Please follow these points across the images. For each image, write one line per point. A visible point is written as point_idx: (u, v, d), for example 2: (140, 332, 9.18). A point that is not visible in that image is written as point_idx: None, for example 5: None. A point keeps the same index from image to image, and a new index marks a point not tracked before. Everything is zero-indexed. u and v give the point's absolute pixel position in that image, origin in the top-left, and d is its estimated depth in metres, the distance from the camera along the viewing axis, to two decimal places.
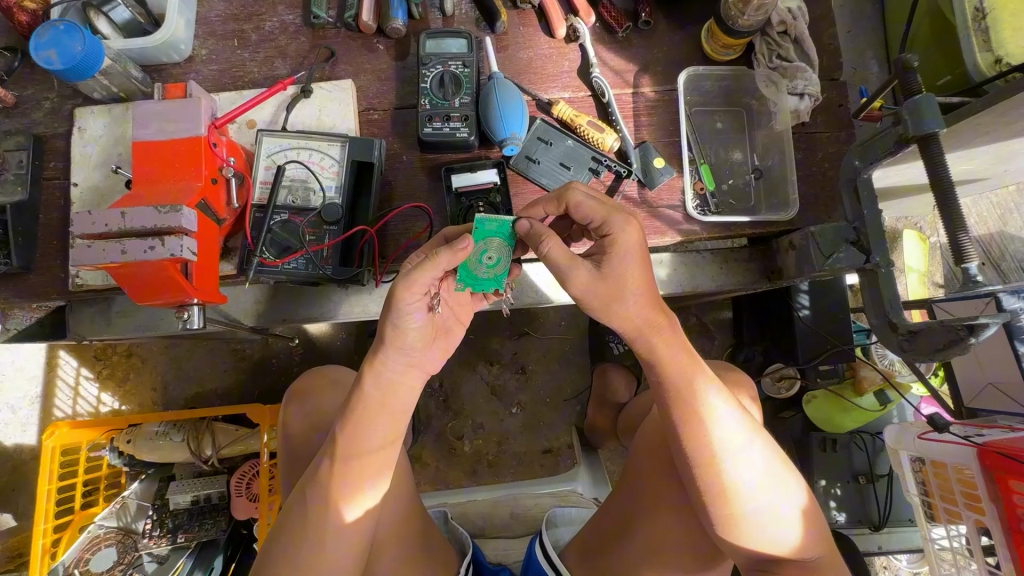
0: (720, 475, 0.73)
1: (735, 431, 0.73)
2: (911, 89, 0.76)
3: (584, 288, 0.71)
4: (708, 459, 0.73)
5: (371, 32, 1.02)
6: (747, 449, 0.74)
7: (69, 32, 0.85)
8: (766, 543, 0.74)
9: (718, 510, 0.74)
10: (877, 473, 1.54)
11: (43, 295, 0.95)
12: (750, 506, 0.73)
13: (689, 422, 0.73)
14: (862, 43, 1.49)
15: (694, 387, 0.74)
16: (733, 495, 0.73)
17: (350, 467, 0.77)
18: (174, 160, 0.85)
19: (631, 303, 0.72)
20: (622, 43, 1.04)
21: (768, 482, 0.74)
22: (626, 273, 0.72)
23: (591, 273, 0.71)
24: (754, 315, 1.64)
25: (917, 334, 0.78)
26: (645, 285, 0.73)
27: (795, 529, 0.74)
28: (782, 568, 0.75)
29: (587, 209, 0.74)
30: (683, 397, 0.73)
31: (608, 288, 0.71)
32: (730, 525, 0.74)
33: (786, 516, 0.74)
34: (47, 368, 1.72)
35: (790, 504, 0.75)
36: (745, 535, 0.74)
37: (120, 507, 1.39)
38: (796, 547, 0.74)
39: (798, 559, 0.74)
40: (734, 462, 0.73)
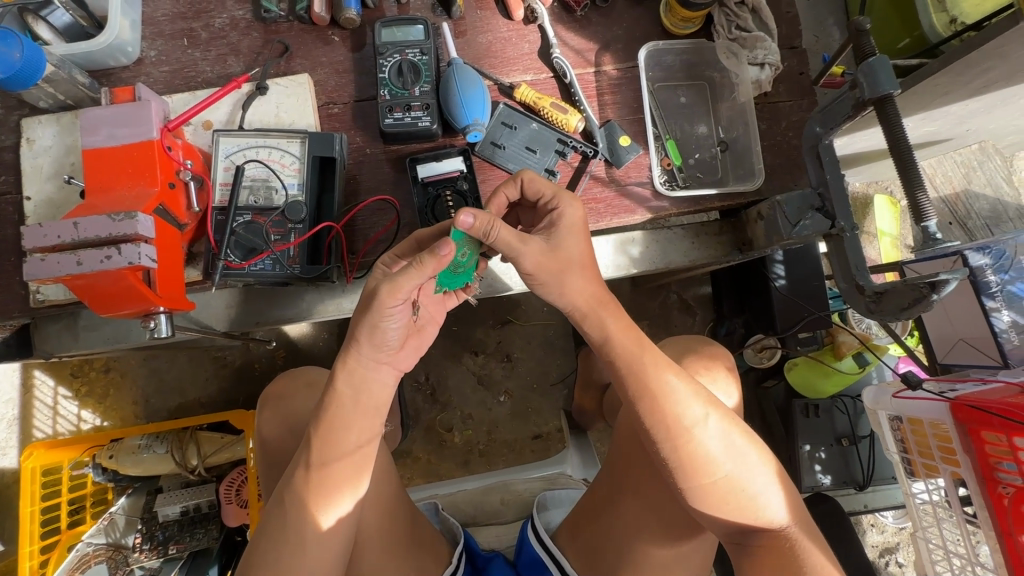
0: (683, 450, 0.74)
1: (695, 407, 0.75)
2: (866, 51, 0.76)
3: (537, 260, 0.75)
4: (671, 438, 0.74)
5: (324, 24, 1.00)
6: (710, 425, 0.75)
7: (5, 39, 0.82)
8: (736, 515, 0.75)
9: (686, 486, 0.75)
10: (858, 434, 1.57)
11: (3, 313, 0.92)
12: (717, 480, 0.74)
13: (648, 400, 0.75)
14: (822, 11, 1.50)
15: (649, 366, 0.76)
16: (699, 471, 0.74)
17: (326, 468, 0.78)
18: (127, 167, 0.82)
19: (579, 282, 0.77)
20: (580, 22, 1.03)
21: (734, 455, 0.75)
22: (570, 249, 0.77)
23: (543, 245, 0.75)
24: (732, 288, 1.66)
25: (883, 295, 0.79)
26: (589, 263, 0.79)
27: (765, 499, 0.75)
28: (754, 538, 0.76)
29: (537, 185, 0.79)
30: (638, 377, 0.75)
31: (557, 263, 0.76)
32: (700, 500, 0.75)
33: (753, 488, 0.75)
34: (23, 390, 1.69)
35: (757, 476, 0.76)
36: (714, 509, 0.75)
37: (108, 523, 1.37)
38: (766, 516, 0.75)
39: (770, 529, 0.75)
40: (697, 437, 0.74)
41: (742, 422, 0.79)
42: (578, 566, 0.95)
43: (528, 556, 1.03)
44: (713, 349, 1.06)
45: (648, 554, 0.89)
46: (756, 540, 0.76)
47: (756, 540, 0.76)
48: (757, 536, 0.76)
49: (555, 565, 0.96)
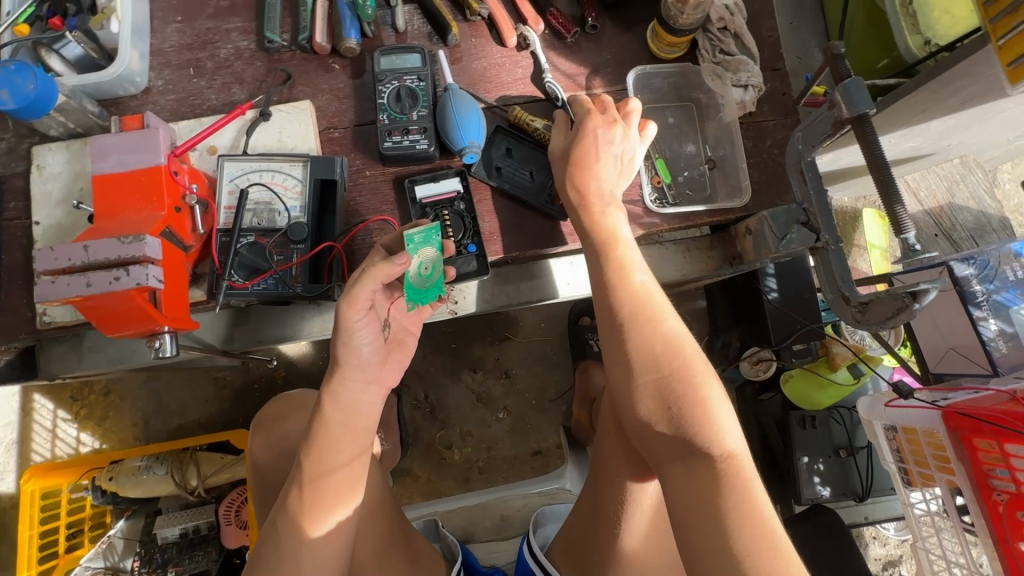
0: (642, 326, 0.74)
1: (665, 300, 0.77)
2: (842, 74, 0.80)
3: (558, 150, 0.93)
4: (628, 316, 0.75)
5: (326, 53, 1.04)
6: (675, 319, 0.76)
7: (19, 72, 0.85)
8: (685, 415, 0.69)
9: (640, 372, 0.72)
10: (856, 445, 1.58)
11: (10, 336, 0.94)
12: (666, 370, 0.71)
13: (620, 276, 0.79)
14: (804, 33, 1.56)
15: (625, 260, 0.80)
16: (650, 357, 0.72)
17: (317, 490, 0.78)
18: (135, 191, 0.85)
19: (584, 170, 0.87)
20: (571, 48, 1.08)
21: (689, 353, 0.73)
22: (585, 143, 0.88)
23: (562, 144, 0.92)
24: (726, 302, 1.69)
25: (868, 305, 0.81)
26: (602, 168, 0.87)
27: (716, 411, 0.69)
28: (697, 456, 0.66)
29: (579, 105, 0.93)
30: (616, 258, 0.80)
31: (569, 157, 0.89)
32: (643, 392, 0.71)
33: (703, 393, 0.70)
34: (22, 413, 1.69)
35: (711, 386, 0.71)
36: (657, 405, 0.70)
37: (106, 547, 1.40)
38: (712, 431, 0.68)
39: (712, 449, 0.66)
40: (654, 322, 0.74)
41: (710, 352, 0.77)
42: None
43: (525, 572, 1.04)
44: None
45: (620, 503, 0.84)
46: (693, 459, 0.67)
47: (694, 459, 0.67)
48: (696, 457, 0.67)
49: None
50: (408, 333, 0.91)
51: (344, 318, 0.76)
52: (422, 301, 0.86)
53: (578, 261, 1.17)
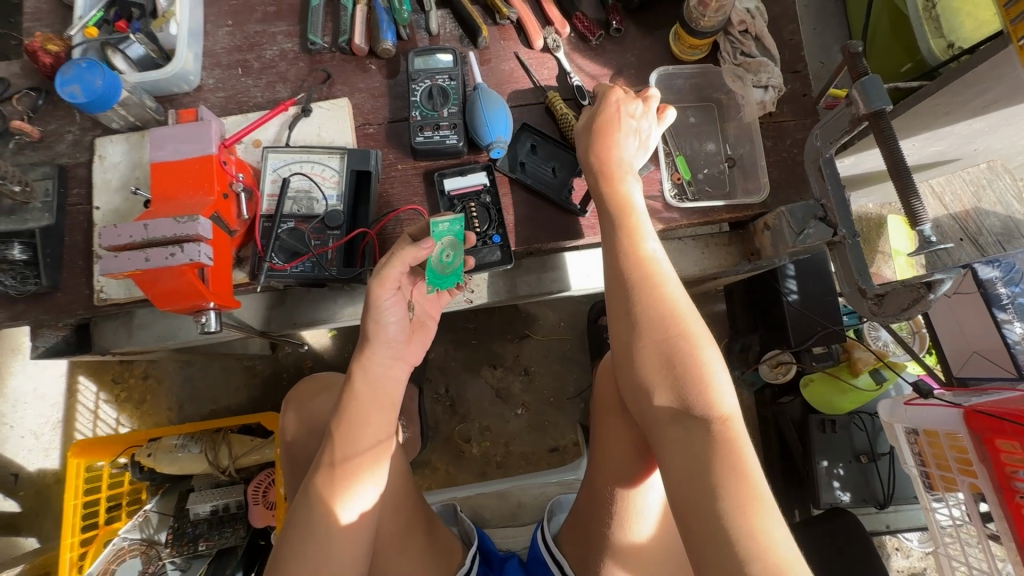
0: (650, 295, 0.78)
1: (672, 275, 0.81)
2: (860, 71, 0.82)
3: (585, 123, 0.94)
4: (638, 284, 0.79)
5: (363, 54, 1.11)
6: (680, 291, 0.79)
7: (90, 68, 0.94)
8: (681, 380, 0.73)
9: (643, 338, 0.77)
10: (878, 451, 1.56)
11: (69, 311, 1.02)
12: (671, 336, 0.75)
13: (631, 247, 0.83)
14: (827, 39, 1.58)
15: (638, 233, 0.84)
16: (656, 323, 0.76)
17: (347, 462, 0.83)
18: (188, 178, 0.92)
19: (604, 143, 0.91)
20: (595, 50, 1.12)
21: (695, 323, 0.77)
22: (608, 115, 0.92)
23: (588, 116, 0.95)
24: (746, 305, 1.69)
25: (884, 297, 0.83)
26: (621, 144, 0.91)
27: (715, 378, 0.73)
28: (692, 419, 0.70)
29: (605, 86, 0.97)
30: (627, 231, 0.84)
31: (592, 129, 0.92)
32: (647, 355, 0.76)
33: (703, 360, 0.74)
34: (67, 394, 1.78)
35: (713, 355, 0.75)
36: (658, 369, 0.75)
37: (142, 520, 1.44)
38: (709, 396, 0.72)
39: (709, 412, 0.70)
40: (663, 292, 0.79)
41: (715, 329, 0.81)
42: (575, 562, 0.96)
43: (534, 555, 1.06)
44: None
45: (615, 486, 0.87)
46: (689, 422, 0.71)
47: (692, 422, 0.70)
48: (694, 420, 0.70)
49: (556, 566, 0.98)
50: (430, 317, 0.97)
51: (375, 296, 0.85)
52: (441, 285, 0.93)
53: (599, 254, 1.20)
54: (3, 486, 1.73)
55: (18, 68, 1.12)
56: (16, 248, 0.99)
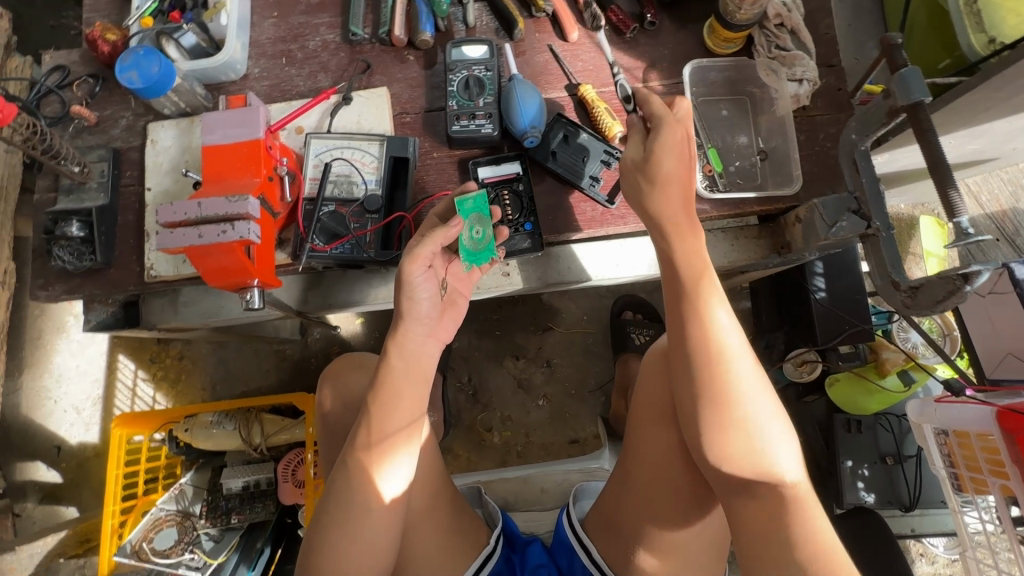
0: (721, 371, 0.79)
1: (738, 342, 0.81)
2: (899, 63, 0.82)
3: (631, 167, 0.90)
4: (709, 359, 0.80)
5: (402, 45, 1.14)
6: (746, 361, 0.81)
7: (147, 56, 0.99)
8: (750, 456, 0.78)
9: (712, 413, 0.79)
10: (904, 453, 1.54)
11: (121, 287, 1.08)
12: (742, 414, 0.78)
13: (698, 319, 0.82)
14: (862, 35, 1.57)
15: (705, 299, 0.83)
16: (729, 397, 0.79)
17: (384, 435, 0.88)
18: (238, 161, 0.97)
19: (669, 191, 0.87)
20: (629, 43, 1.14)
21: (761, 394, 0.80)
22: (668, 161, 0.87)
23: (639, 154, 0.89)
24: (771, 302, 1.68)
25: (920, 289, 0.83)
26: (678, 189, 0.87)
27: (781, 448, 0.79)
28: (762, 491, 0.78)
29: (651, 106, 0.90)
30: (693, 298, 0.83)
31: (648, 173, 0.88)
32: (719, 431, 0.79)
33: (771, 432, 0.79)
34: (108, 371, 1.87)
35: (778, 423, 0.80)
36: (730, 441, 0.79)
37: (178, 492, 1.49)
38: (778, 471, 0.78)
39: (778, 481, 0.78)
40: (731, 366, 0.80)
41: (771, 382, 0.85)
42: (602, 547, 1.00)
43: (561, 539, 1.09)
44: None
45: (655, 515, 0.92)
46: (757, 490, 0.78)
47: (759, 490, 0.78)
48: (764, 488, 0.78)
49: (583, 552, 1.01)
50: (461, 293, 0.99)
51: (407, 272, 0.87)
52: (478, 263, 0.97)
53: (628, 243, 1.21)
54: (47, 458, 1.81)
55: (77, 56, 1.18)
56: (75, 226, 1.04)
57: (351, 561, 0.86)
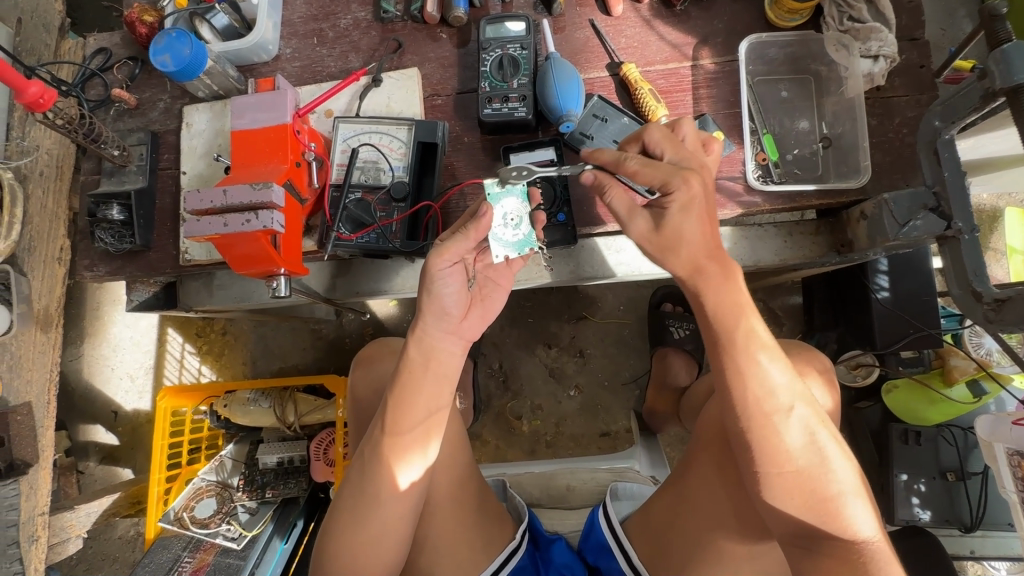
0: (772, 431, 0.75)
1: (784, 397, 0.75)
2: (1000, 38, 0.70)
3: (642, 236, 0.81)
4: (756, 422, 0.75)
5: (435, 23, 1.08)
6: (796, 416, 0.75)
7: (179, 38, 0.98)
8: (814, 514, 0.74)
9: (767, 472, 0.75)
10: (969, 470, 1.40)
11: (159, 269, 1.11)
12: (798, 472, 0.74)
13: (739, 376, 0.75)
14: (952, 2, 1.43)
15: (748, 350, 0.75)
16: (778, 459, 0.75)
17: (404, 427, 0.87)
18: (265, 146, 0.95)
19: (688, 251, 0.78)
20: (679, 16, 1.03)
21: (815, 454, 0.74)
22: (683, 230, 0.77)
23: (649, 224, 0.80)
24: (826, 299, 1.56)
25: (1004, 303, 0.73)
26: (701, 235, 0.77)
27: (845, 504, 0.74)
28: (829, 545, 0.75)
29: (645, 175, 0.78)
30: (730, 353, 0.76)
31: (662, 242, 0.79)
32: (776, 493, 0.75)
33: (831, 490, 0.74)
34: (158, 343, 1.96)
35: (839, 478, 0.74)
36: (786, 501, 0.75)
37: (218, 464, 1.56)
38: (848, 525, 0.74)
39: (842, 537, 0.74)
40: (779, 426, 0.75)
41: (832, 427, 0.78)
42: (642, 552, 0.98)
43: (596, 540, 1.06)
44: (808, 353, 1.06)
45: (716, 552, 0.89)
46: (822, 547, 0.75)
47: (823, 547, 0.75)
48: (836, 544, 0.74)
49: (622, 553, 1.00)
50: (496, 284, 0.92)
51: (432, 266, 0.82)
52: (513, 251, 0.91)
53: None
54: (105, 421, 1.94)
55: (119, 39, 1.19)
56: (115, 209, 1.06)
57: (363, 546, 0.86)
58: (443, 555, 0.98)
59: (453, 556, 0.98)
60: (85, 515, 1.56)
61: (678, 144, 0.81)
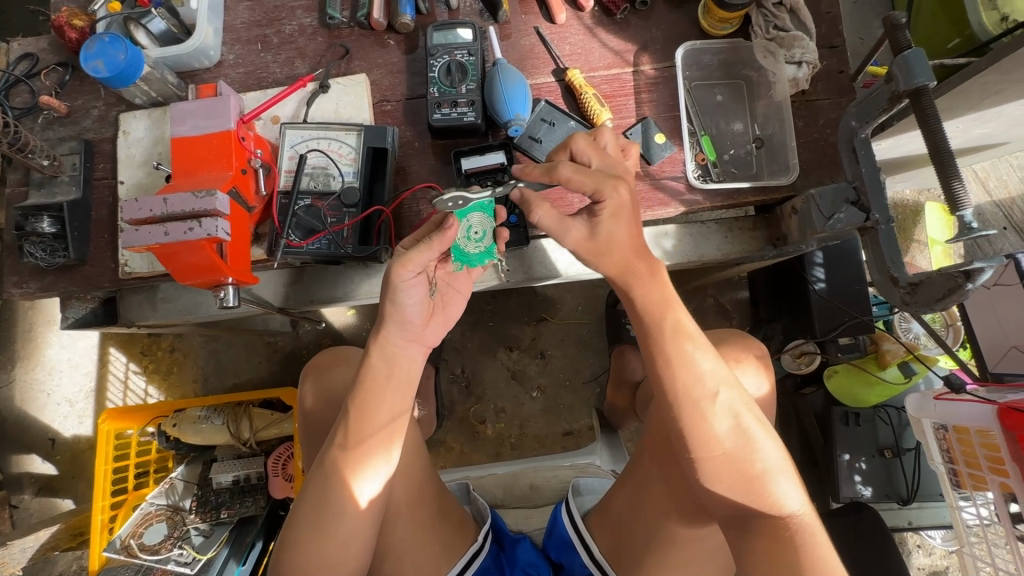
0: (699, 414, 0.79)
1: (710, 381, 0.80)
2: (902, 46, 0.77)
3: (576, 242, 0.82)
4: (685, 407, 0.79)
5: (382, 29, 1.09)
6: (721, 400, 0.79)
7: (113, 43, 0.94)
8: (744, 493, 0.78)
9: (696, 456, 0.79)
10: (903, 446, 1.51)
11: (97, 283, 1.05)
12: (726, 453, 0.78)
13: (667, 362, 0.80)
14: (869, 13, 1.55)
15: (674, 337, 0.81)
16: (706, 443, 0.79)
17: (353, 436, 0.86)
18: (209, 153, 0.93)
19: (619, 253, 0.82)
20: (620, 25, 1.08)
21: (739, 435, 0.79)
22: (614, 236, 0.81)
23: (584, 232, 0.81)
24: (769, 291, 1.64)
25: (917, 287, 0.79)
26: (631, 237, 0.82)
27: (772, 481, 0.78)
28: (760, 523, 0.78)
29: (578, 182, 0.80)
30: (659, 341, 0.81)
31: (595, 248, 0.81)
32: (707, 475, 0.79)
33: (758, 468, 0.78)
34: (99, 364, 1.85)
35: (764, 457, 0.79)
36: (718, 483, 0.79)
37: (168, 487, 1.48)
38: (775, 501, 0.78)
39: (772, 514, 0.78)
40: (706, 412, 0.79)
41: (757, 411, 0.82)
42: (603, 548, 1.00)
43: (559, 536, 1.08)
44: (745, 340, 1.12)
45: (668, 541, 0.93)
46: (756, 526, 0.78)
47: (756, 526, 0.78)
48: (762, 521, 0.78)
49: (584, 548, 1.02)
50: (456, 291, 0.92)
51: (395, 275, 0.81)
52: (470, 264, 0.92)
53: None
54: (42, 450, 1.81)
55: (46, 43, 1.13)
56: (46, 222, 1.01)
57: (329, 560, 0.84)
58: (408, 563, 0.98)
59: (417, 562, 0.98)
60: (20, 552, 1.46)
61: (602, 154, 0.85)
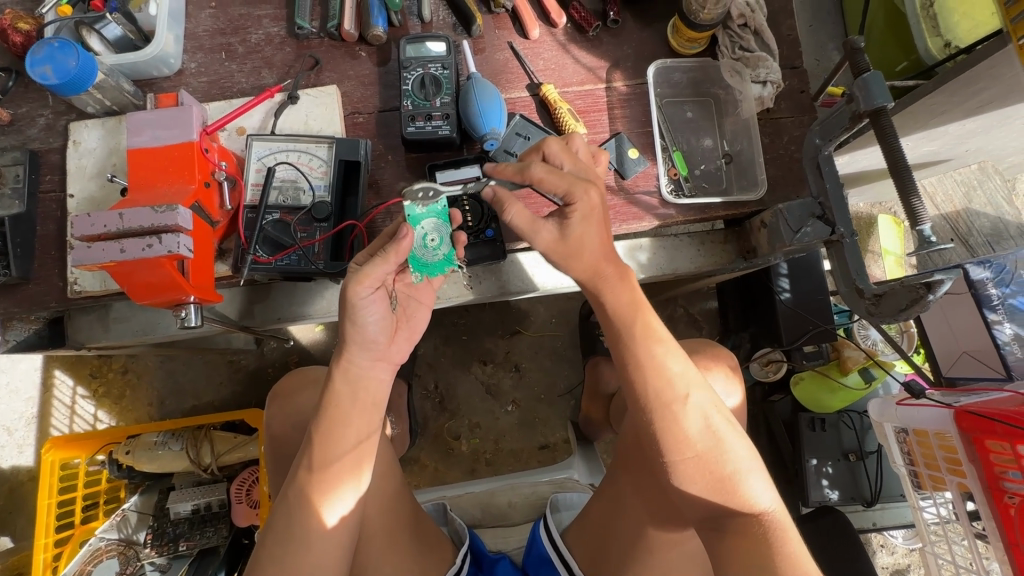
0: (671, 415, 0.79)
1: (682, 383, 0.80)
2: (861, 68, 0.81)
3: (547, 244, 0.82)
4: (656, 409, 0.80)
5: (353, 41, 1.07)
6: (691, 401, 0.80)
7: (62, 49, 0.89)
8: (716, 493, 0.78)
9: (670, 458, 0.80)
10: (866, 449, 1.56)
11: (41, 303, 0.98)
12: (698, 453, 0.79)
13: (638, 364, 0.81)
14: (823, 36, 1.64)
15: (645, 340, 0.82)
16: (679, 446, 0.79)
17: (322, 461, 0.82)
18: (170, 165, 0.88)
19: (590, 255, 0.82)
20: (592, 42, 1.10)
21: (709, 435, 0.79)
22: (585, 239, 0.82)
23: (553, 233, 0.82)
24: (738, 301, 1.69)
25: (882, 297, 0.82)
26: (602, 239, 0.83)
27: (744, 480, 0.78)
28: (734, 522, 0.77)
29: (551, 182, 0.81)
30: (630, 345, 0.82)
31: (567, 249, 0.82)
32: (681, 477, 0.79)
33: (729, 468, 0.78)
34: (43, 388, 1.72)
35: (735, 456, 0.79)
36: (692, 485, 0.79)
37: (120, 520, 1.39)
38: (747, 500, 0.78)
39: (744, 513, 0.77)
40: (678, 414, 0.79)
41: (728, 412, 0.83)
42: (582, 563, 0.99)
43: (537, 552, 1.06)
44: (715, 350, 1.14)
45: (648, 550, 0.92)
46: (729, 526, 0.77)
47: (729, 526, 0.77)
48: (736, 521, 0.77)
49: (561, 563, 1.00)
50: (420, 303, 0.91)
51: (352, 294, 0.78)
52: (429, 274, 0.89)
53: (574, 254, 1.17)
54: None
55: None
56: None
57: None
58: None
59: None
60: None
61: (574, 157, 0.87)
